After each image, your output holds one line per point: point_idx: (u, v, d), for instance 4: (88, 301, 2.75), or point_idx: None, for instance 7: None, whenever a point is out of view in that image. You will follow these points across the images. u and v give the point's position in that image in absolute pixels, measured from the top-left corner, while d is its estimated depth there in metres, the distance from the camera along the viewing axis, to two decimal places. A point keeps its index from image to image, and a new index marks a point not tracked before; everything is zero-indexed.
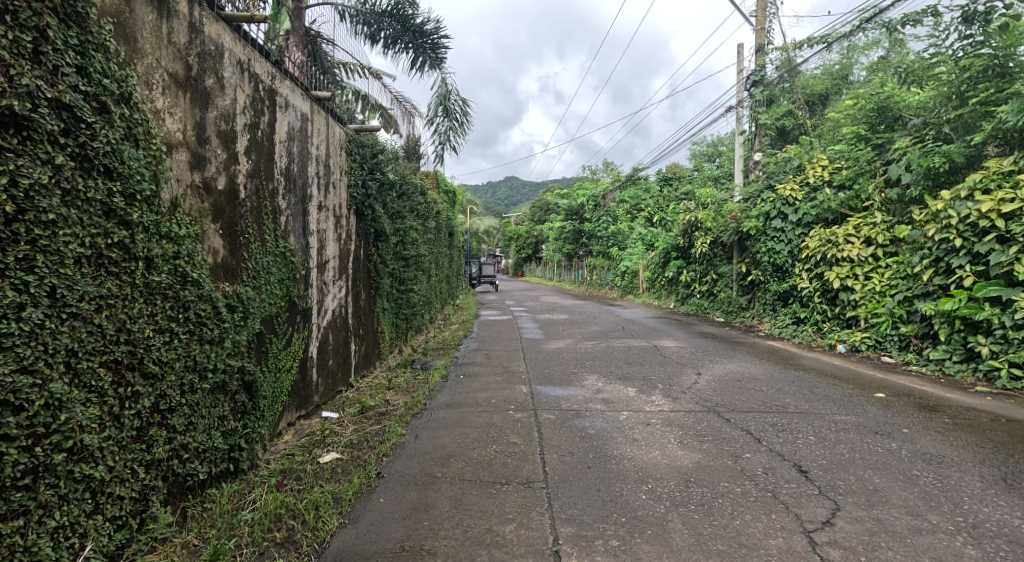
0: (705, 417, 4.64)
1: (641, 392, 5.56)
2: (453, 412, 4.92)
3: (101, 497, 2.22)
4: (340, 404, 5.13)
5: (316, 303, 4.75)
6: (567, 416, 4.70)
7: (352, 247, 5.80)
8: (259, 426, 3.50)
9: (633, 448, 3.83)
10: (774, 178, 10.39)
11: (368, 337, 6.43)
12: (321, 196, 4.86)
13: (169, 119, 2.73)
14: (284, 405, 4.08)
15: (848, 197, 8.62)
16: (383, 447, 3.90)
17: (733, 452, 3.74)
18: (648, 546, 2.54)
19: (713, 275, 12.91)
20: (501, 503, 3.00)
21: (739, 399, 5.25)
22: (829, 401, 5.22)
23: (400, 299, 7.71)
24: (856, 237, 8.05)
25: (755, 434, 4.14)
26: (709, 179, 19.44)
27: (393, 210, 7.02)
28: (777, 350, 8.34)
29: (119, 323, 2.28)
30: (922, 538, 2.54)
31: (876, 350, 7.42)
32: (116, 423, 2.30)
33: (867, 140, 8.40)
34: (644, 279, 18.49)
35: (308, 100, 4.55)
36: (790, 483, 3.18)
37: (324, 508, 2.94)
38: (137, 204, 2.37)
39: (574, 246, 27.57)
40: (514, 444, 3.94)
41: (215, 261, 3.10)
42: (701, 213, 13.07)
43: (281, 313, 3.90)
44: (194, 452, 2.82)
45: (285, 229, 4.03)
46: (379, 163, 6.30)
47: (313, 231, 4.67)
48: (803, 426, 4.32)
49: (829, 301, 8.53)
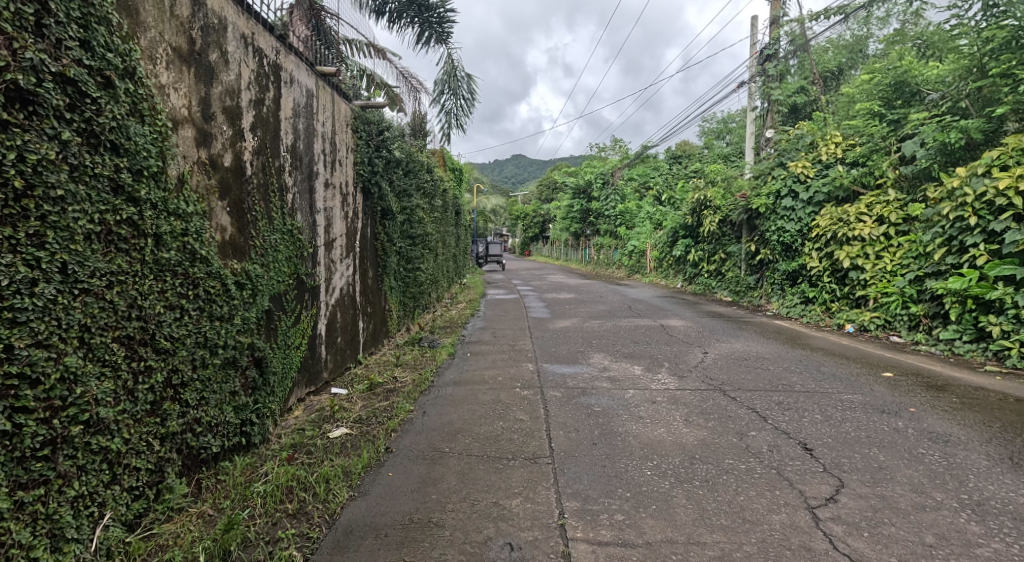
0: (711, 395, 4.67)
1: (648, 370, 5.60)
2: (461, 388, 4.98)
3: (118, 468, 2.27)
4: (349, 380, 5.21)
5: (325, 281, 4.82)
6: (574, 393, 4.74)
7: (359, 226, 5.82)
8: (269, 401, 3.59)
9: (638, 426, 3.86)
10: (786, 155, 10.23)
11: (376, 314, 6.50)
12: (328, 173, 4.86)
13: (174, 94, 2.71)
14: (294, 381, 4.18)
15: (862, 174, 8.42)
16: (392, 422, 3.96)
17: (739, 430, 3.76)
18: (652, 520, 2.57)
19: (722, 254, 12.84)
20: (508, 477, 3.04)
21: (745, 378, 5.27)
22: (836, 380, 5.22)
23: (408, 277, 7.75)
24: (868, 216, 7.95)
25: (761, 412, 4.16)
26: (720, 157, 19.20)
27: (399, 188, 7.00)
28: (785, 330, 8.35)
29: (130, 299, 2.31)
30: (925, 515, 2.55)
31: (885, 329, 7.42)
32: (130, 397, 2.34)
33: (882, 115, 8.24)
34: (652, 259, 18.40)
35: (313, 76, 4.51)
36: (794, 460, 3.21)
37: (334, 481, 3.00)
38: (145, 180, 2.37)
39: (581, 226, 27.45)
40: (520, 421, 3.97)
41: (223, 238, 3.12)
42: (711, 191, 12.94)
43: (289, 290, 3.97)
44: (207, 426, 2.89)
45: (292, 207, 4.06)
46: (385, 140, 6.26)
47: (320, 209, 4.69)
48: (809, 405, 4.33)
49: (839, 280, 8.51)
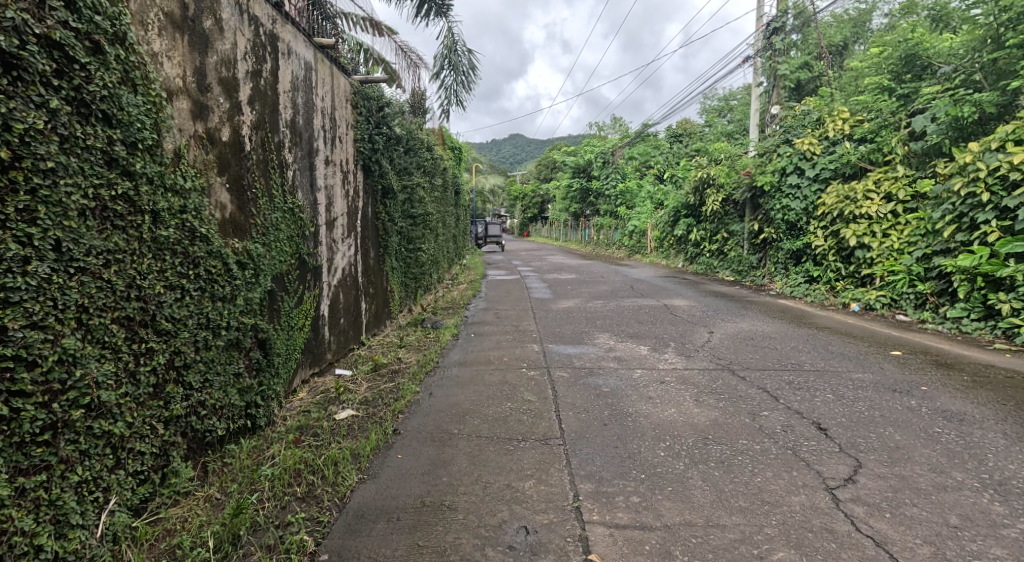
0: (720, 375, 4.62)
1: (654, 350, 5.55)
2: (467, 369, 4.92)
3: (122, 452, 2.21)
4: (353, 361, 5.15)
5: (327, 261, 4.73)
6: (581, 374, 4.69)
7: (360, 205, 5.71)
8: (273, 383, 3.54)
9: (648, 406, 3.81)
10: (791, 132, 10.08)
11: (379, 295, 6.43)
12: (328, 150, 4.75)
13: (168, 63, 2.58)
14: (297, 362, 4.13)
15: (870, 151, 8.32)
16: (398, 404, 3.91)
17: (750, 410, 3.72)
18: (669, 503, 2.52)
19: (724, 233, 12.76)
20: (520, 459, 2.99)
21: (753, 357, 5.23)
22: (844, 359, 5.18)
23: (409, 258, 7.66)
24: (876, 193, 7.85)
25: (771, 392, 4.11)
26: (722, 134, 19.00)
27: (400, 167, 6.87)
28: (790, 309, 8.30)
29: (129, 279, 2.21)
30: (948, 495, 2.50)
31: (891, 308, 7.40)
32: (132, 379, 2.27)
33: (892, 90, 8.14)
34: (652, 239, 18.33)
35: (311, 48, 4.36)
36: (809, 441, 3.16)
37: (343, 464, 2.94)
38: (140, 153, 2.26)
39: (581, 206, 27.30)
40: (528, 401, 3.92)
41: (223, 216, 3.03)
42: (714, 169, 12.81)
43: (291, 270, 3.98)
44: (211, 409, 2.82)
45: (292, 184, 3.97)
46: (385, 117, 6.11)
47: (321, 187, 4.59)
48: (820, 384, 4.29)
49: (844, 259, 8.47)
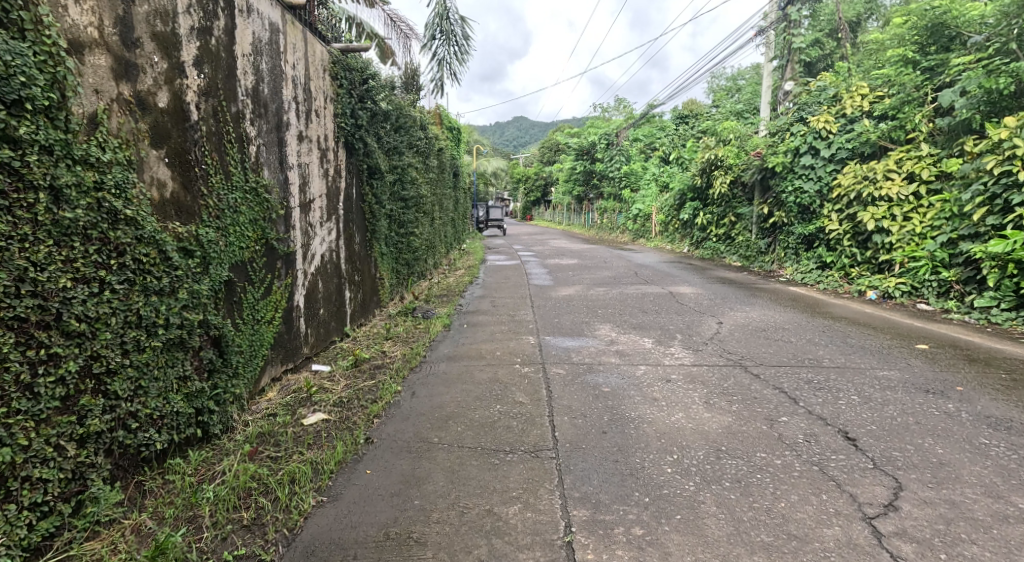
0: (731, 372, 4.22)
1: (659, 343, 5.13)
2: (456, 365, 4.53)
3: (13, 483, 1.87)
4: (333, 356, 4.76)
5: (301, 247, 4.31)
6: (580, 371, 4.28)
7: (343, 185, 5.28)
8: (231, 385, 3.16)
9: (653, 410, 3.41)
10: (806, 110, 9.61)
11: (365, 282, 6.03)
12: (302, 124, 4.31)
13: (75, 9, 2.16)
14: (265, 360, 3.74)
15: (891, 128, 7.86)
16: (375, 406, 3.52)
17: (768, 416, 3.31)
18: (679, 537, 2.13)
19: (731, 216, 12.34)
20: (505, 476, 2.60)
21: (766, 351, 4.81)
22: (866, 353, 4.76)
23: (401, 243, 7.25)
24: (897, 173, 7.47)
25: (790, 393, 3.69)
26: (731, 113, 18.37)
27: (388, 145, 6.42)
28: (802, 297, 7.87)
29: (17, 272, 1.87)
30: (1011, 529, 2.10)
31: (911, 296, 7.00)
32: (27, 393, 1.92)
33: (916, 63, 7.68)
34: (657, 223, 17.89)
35: (278, 7, 3.90)
36: (838, 455, 2.75)
37: (300, 483, 2.56)
38: (28, 115, 1.90)
39: (584, 189, 26.79)
40: (520, 404, 3.53)
41: (162, 196, 2.63)
42: (722, 150, 12.29)
43: (256, 258, 3.57)
44: (147, 420, 2.44)
45: (255, 161, 3.55)
46: (370, 90, 5.65)
47: (293, 165, 4.16)
48: (843, 383, 3.87)
49: (860, 244, 8.06)
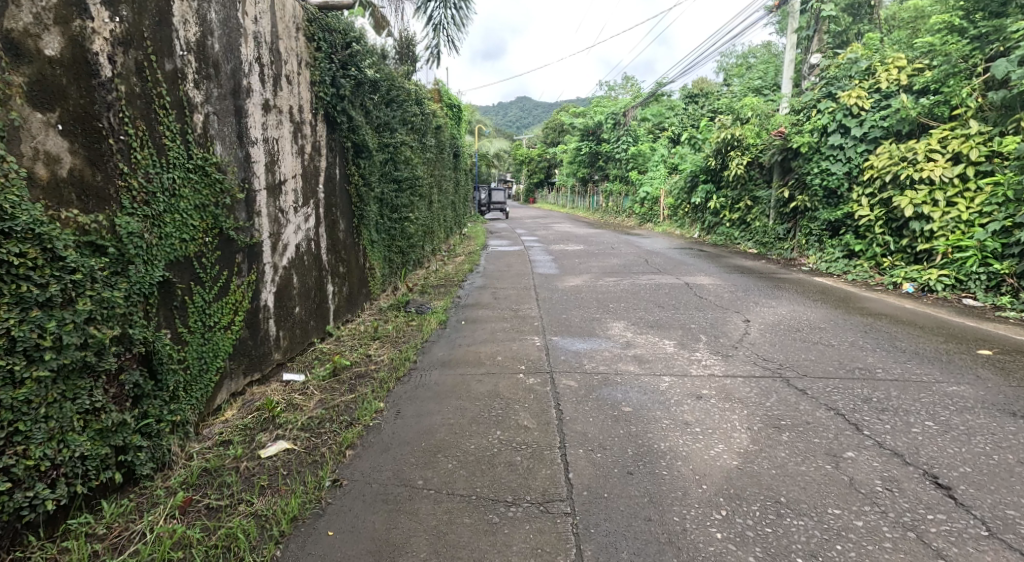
0: (771, 386, 3.60)
1: (682, 347, 4.50)
2: (451, 373, 3.92)
3: None
4: (309, 361, 4.13)
5: (268, 236, 3.66)
6: (593, 383, 3.66)
7: (322, 164, 4.62)
8: (169, 412, 2.54)
9: (688, 441, 2.80)
10: (835, 84, 8.86)
11: (351, 273, 5.39)
12: (268, 90, 3.64)
13: None
14: (221, 374, 3.12)
15: (935, 103, 7.19)
16: (349, 433, 2.91)
17: (829, 448, 2.70)
18: None
19: (748, 200, 11.64)
20: (506, 546, 2.02)
21: (807, 358, 4.19)
22: (923, 360, 4.14)
23: (393, 229, 6.58)
24: (940, 154, 6.82)
25: (849, 416, 3.08)
26: (748, 90, 17.46)
27: (377, 120, 5.73)
28: (831, 289, 7.20)
29: None
30: None
31: (955, 291, 6.38)
32: None
33: (963, 32, 7.02)
34: (667, 206, 17.19)
35: None
36: (935, 512, 2.17)
37: (237, 552, 1.99)
38: None
39: (589, 170, 25.95)
40: (526, 430, 2.92)
41: (55, 175, 2.05)
42: (740, 129, 11.54)
43: (206, 251, 2.93)
44: (36, 471, 1.88)
45: (203, 133, 2.91)
46: (354, 56, 4.97)
47: (256, 139, 3.50)
48: (909, 402, 3.26)
49: (895, 231, 7.39)
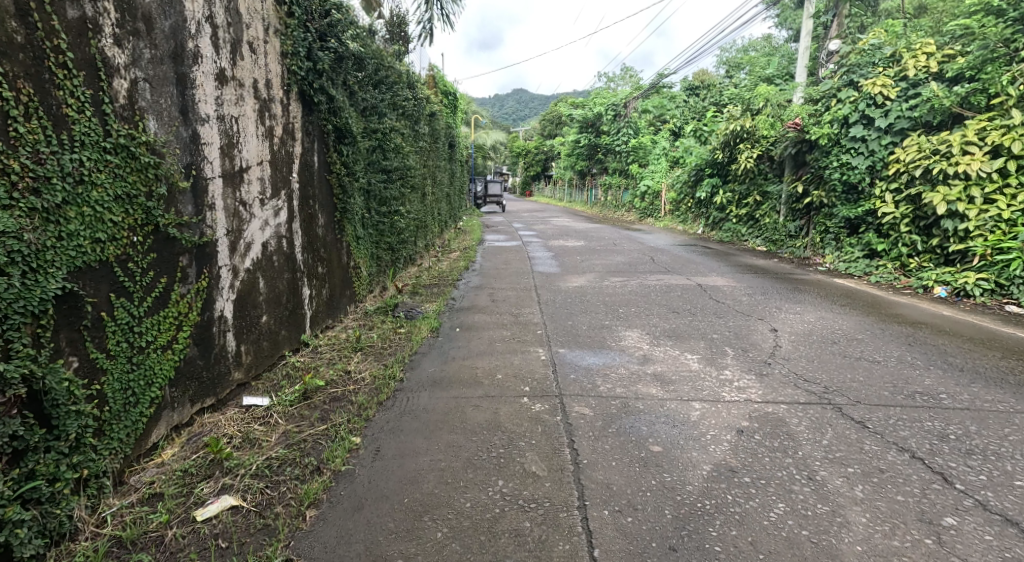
0: (823, 416, 3.03)
1: (708, 364, 3.92)
2: (443, 396, 3.32)
3: None
4: (277, 380, 3.51)
5: (225, 234, 3.04)
6: (611, 412, 3.07)
7: (297, 149, 3.98)
8: (71, 466, 1.96)
9: (739, 499, 2.23)
10: (856, 72, 8.23)
11: (332, 274, 4.76)
12: (223, 57, 3.01)
13: None
14: (158, 406, 2.51)
15: (971, 91, 6.63)
16: (314, 484, 2.32)
17: (921, 510, 2.14)
18: None
19: (757, 195, 11.06)
20: None
21: (855, 379, 3.62)
22: (990, 381, 3.59)
23: (380, 224, 5.95)
24: (977, 147, 6.26)
25: (929, 461, 2.52)
26: (759, 80, 16.88)
27: (362, 102, 5.10)
28: (857, 293, 6.61)
29: None
30: None
31: (994, 297, 5.85)
32: None
33: (1003, 14, 6.45)
34: (670, 201, 16.61)
35: None
36: None
37: None
38: None
39: (588, 163, 25.30)
40: (537, 484, 2.33)
41: None
42: (751, 120, 10.94)
43: (134, 254, 2.33)
44: None
45: (129, 106, 2.30)
46: (333, 26, 4.34)
47: (206, 115, 2.87)
48: (996, 441, 2.70)
49: (923, 230, 6.85)
